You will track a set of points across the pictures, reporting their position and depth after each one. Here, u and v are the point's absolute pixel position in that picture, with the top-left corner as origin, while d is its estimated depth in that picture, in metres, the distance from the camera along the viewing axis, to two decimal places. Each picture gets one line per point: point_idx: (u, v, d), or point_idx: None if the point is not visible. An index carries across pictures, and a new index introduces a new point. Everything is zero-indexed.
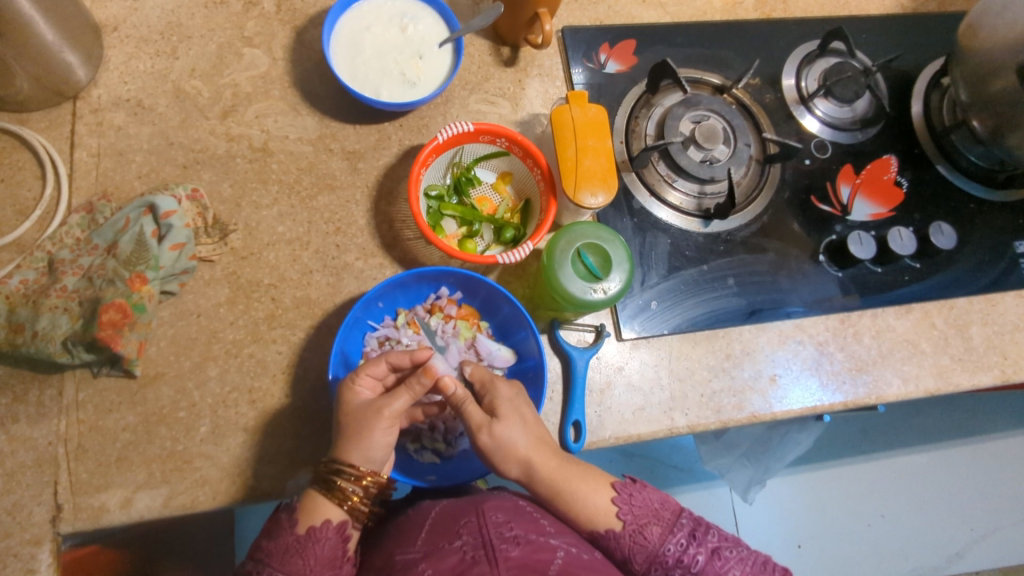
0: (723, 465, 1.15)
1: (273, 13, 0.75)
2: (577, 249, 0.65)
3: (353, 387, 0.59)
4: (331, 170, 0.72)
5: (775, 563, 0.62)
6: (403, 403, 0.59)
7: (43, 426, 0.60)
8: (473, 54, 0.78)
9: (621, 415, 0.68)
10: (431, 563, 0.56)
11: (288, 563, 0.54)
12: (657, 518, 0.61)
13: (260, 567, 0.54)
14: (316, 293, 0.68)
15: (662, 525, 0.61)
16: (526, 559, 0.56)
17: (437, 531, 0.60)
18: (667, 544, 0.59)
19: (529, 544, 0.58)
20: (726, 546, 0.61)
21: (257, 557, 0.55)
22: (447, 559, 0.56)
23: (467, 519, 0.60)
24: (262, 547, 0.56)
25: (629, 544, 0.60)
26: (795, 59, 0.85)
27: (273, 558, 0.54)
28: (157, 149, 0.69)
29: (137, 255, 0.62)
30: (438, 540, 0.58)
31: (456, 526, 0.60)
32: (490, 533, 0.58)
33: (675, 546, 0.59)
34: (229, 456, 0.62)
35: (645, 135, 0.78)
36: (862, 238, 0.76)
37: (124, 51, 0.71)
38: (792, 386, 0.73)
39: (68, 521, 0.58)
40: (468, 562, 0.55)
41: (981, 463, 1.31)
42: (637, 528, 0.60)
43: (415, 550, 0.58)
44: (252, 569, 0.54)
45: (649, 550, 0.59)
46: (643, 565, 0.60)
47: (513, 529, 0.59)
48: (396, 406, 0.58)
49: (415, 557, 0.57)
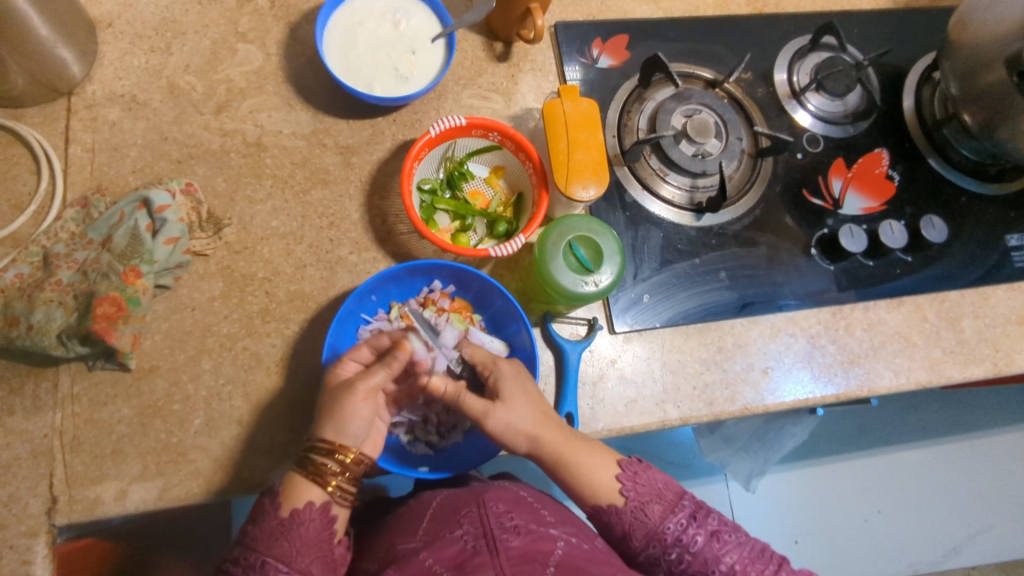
0: (723, 458, 1.16)
1: (267, 9, 0.76)
2: (569, 242, 0.65)
3: (337, 367, 0.61)
4: (324, 164, 0.72)
5: (772, 550, 0.63)
6: (382, 378, 0.61)
7: (39, 419, 0.60)
8: (466, 49, 0.78)
9: (614, 407, 0.69)
10: (432, 552, 0.56)
11: (275, 546, 0.54)
12: (659, 496, 0.61)
13: (247, 552, 0.55)
14: (310, 286, 0.69)
15: (664, 505, 0.61)
16: (526, 549, 0.56)
17: (437, 521, 0.60)
18: (667, 522, 0.60)
19: (529, 534, 0.58)
20: (726, 530, 0.61)
21: (243, 542, 0.56)
22: (449, 549, 0.56)
23: (468, 509, 0.61)
24: (249, 532, 0.56)
25: (630, 520, 0.61)
26: (787, 54, 0.85)
27: (260, 543, 0.55)
28: (151, 144, 0.70)
29: (131, 249, 0.63)
30: (439, 529, 0.59)
31: (457, 515, 0.60)
32: (491, 523, 0.58)
33: (676, 525, 0.60)
34: (224, 449, 0.63)
35: (637, 130, 0.79)
36: (853, 231, 0.77)
37: (118, 47, 0.72)
38: (785, 378, 0.73)
39: (63, 513, 0.59)
40: (468, 552, 0.55)
41: (978, 458, 1.32)
42: (639, 506, 0.61)
43: (416, 539, 0.59)
44: (240, 555, 0.55)
45: (649, 527, 0.60)
46: (643, 542, 0.60)
47: (514, 519, 0.59)
48: (374, 380, 0.60)
49: (416, 546, 0.58)
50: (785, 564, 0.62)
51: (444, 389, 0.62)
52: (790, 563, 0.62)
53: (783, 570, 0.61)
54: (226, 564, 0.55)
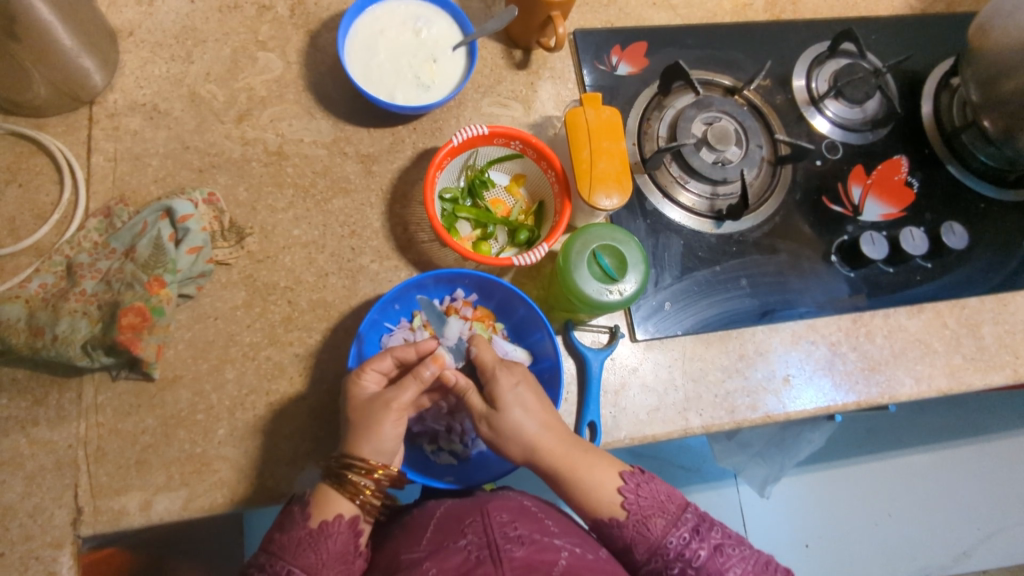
0: (738, 463, 1.17)
1: (287, 17, 0.76)
2: (593, 250, 0.65)
3: (358, 381, 0.60)
4: (346, 173, 0.72)
5: (777, 563, 0.62)
6: (412, 394, 0.60)
7: (63, 429, 0.60)
8: (485, 57, 0.78)
9: (636, 415, 0.68)
10: (436, 561, 0.56)
11: (301, 556, 0.55)
12: (662, 510, 0.61)
13: (273, 560, 0.55)
14: (332, 295, 0.68)
15: (666, 518, 0.61)
16: (530, 559, 0.55)
17: (442, 530, 0.59)
18: (670, 536, 0.60)
19: (533, 544, 0.57)
20: (729, 543, 0.61)
21: (270, 550, 0.56)
22: (452, 559, 0.55)
23: (472, 519, 0.60)
24: (276, 539, 0.56)
25: (632, 534, 0.60)
26: (805, 60, 0.85)
27: (286, 552, 0.55)
28: (173, 153, 0.70)
29: (154, 259, 0.63)
30: (443, 539, 0.58)
31: (461, 525, 0.59)
32: (495, 532, 0.58)
33: (678, 540, 0.60)
34: (248, 458, 0.62)
35: (657, 137, 0.79)
36: (875, 238, 0.77)
37: (139, 56, 0.72)
38: (805, 386, 0.73)
39: (88, 524, 0.58)
40: (471, 562, 0.55)
41: (989, 461, 1.31)
42: (641, 519, 0.61)
43: (420, 549, 0.58)
44: (265, 562, 0.55)
45: (651, 541, 0.60)
46: (645, 555, 0.60)
47: (518, 529, 0.59)
48: (404, 398, 0.59)
49: (421, 556, 0.57)
50: None
51: (455, 382, 0.62)
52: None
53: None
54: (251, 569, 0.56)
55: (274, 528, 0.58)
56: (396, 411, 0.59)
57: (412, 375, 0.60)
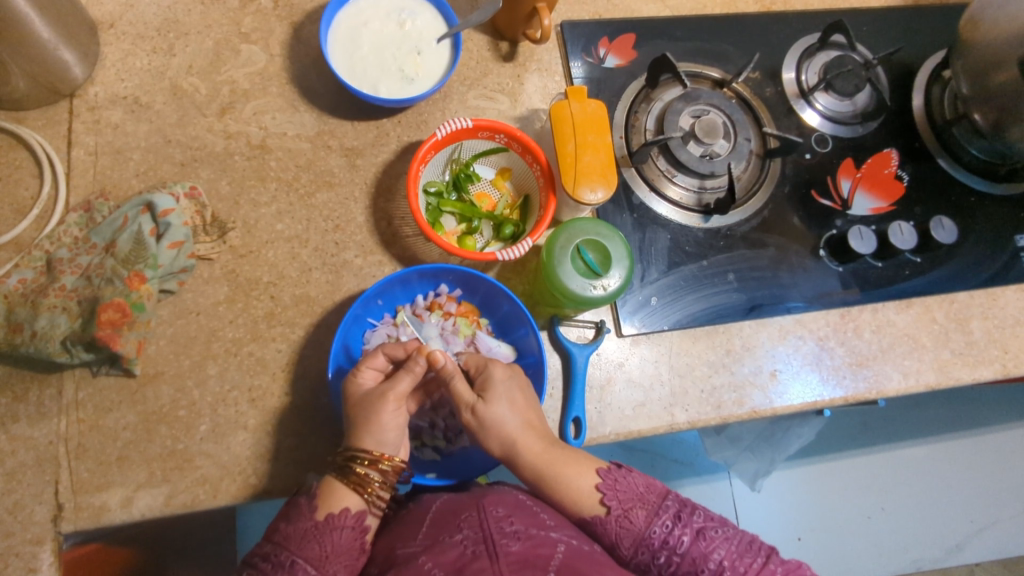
0: (728, 457, 1.17)
1: (271, 9, 0.75)
2: (577, 245, 0.65)
3: (355, 377, 0.60)
4: (330, 167, 0.72)
5: (762, 542, 0.62)
6: (407, 384, 0.60)
7: (43, 426, 0.60)
8: (471, 49, 0.77)
9: (621, 411, 0.68)
10: (432, 556, 0.55)
11: (305, 548, 0.55)
12: (642, 501, 0.61)
13: (277, 550, 0.55)
14: (316, 290, 0.68)
15: (647, 508, 0.61)
16: (526, 554, 0.55)
17: (438, 525, 0.59)
18: (652, 525, 0.60)
19: (529, 539, 0.57)
20: (712, 526, 0.61)
21: (274, 540, 0.56)
22: (448, 553, 0.55)
23: (467, 514, 0.59)
24: (280, 530, 0.56)
25: (615, 529, 0.60)
26: (794, 53, 0.85)
27: (291, 543, 0.55)
28: (155, 147, 0.69)
29: (135, 253, 0.62)
30: (438, 534, 0.58)
31: (457, 520, 0.59)
32: (491, 527, 0.57)
33: (661, 528, 0.60)
34: (230, 455, 0.62)
35: (644, 131, 0.78)
36: (862, 233, 0.76)
37: (120, 48, 0.71)
38: (792, 381, 0.73)
39: (69, 520, 0.58)
40: (468, 557, 0.54)
41: (982, 455, 1.31)
42: (622, 513, 0.61)
43: (415, 544, 0.57)
44: (269, 552, 0.55)
45: (635, 534, 0.60)
46: (631, 550, 0.60)
47: (514, 524, 0.58)
48: (400, 389, 0.60)
49: (417, 551, 0.56)
50: (774, 556, 0.61)
51: (443, 364, 0.62)
52: (779, 554, 0.61)
53: (772, 560, 0.60)
54: (255, 558, 0.56)
55: (278, 519, 0.58)
56: (394, 402, 0.59)
57: (405, 367, 0.61)
